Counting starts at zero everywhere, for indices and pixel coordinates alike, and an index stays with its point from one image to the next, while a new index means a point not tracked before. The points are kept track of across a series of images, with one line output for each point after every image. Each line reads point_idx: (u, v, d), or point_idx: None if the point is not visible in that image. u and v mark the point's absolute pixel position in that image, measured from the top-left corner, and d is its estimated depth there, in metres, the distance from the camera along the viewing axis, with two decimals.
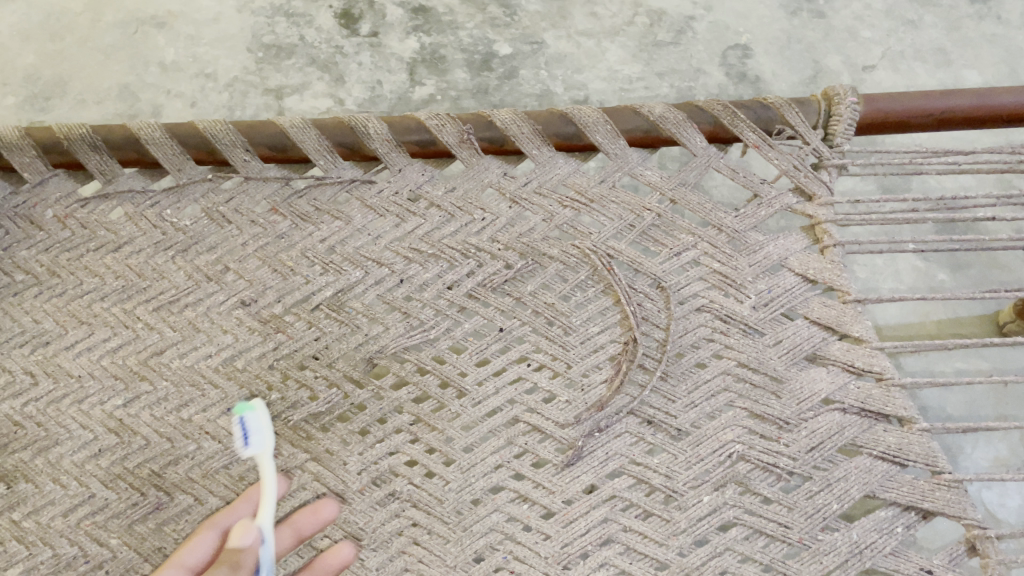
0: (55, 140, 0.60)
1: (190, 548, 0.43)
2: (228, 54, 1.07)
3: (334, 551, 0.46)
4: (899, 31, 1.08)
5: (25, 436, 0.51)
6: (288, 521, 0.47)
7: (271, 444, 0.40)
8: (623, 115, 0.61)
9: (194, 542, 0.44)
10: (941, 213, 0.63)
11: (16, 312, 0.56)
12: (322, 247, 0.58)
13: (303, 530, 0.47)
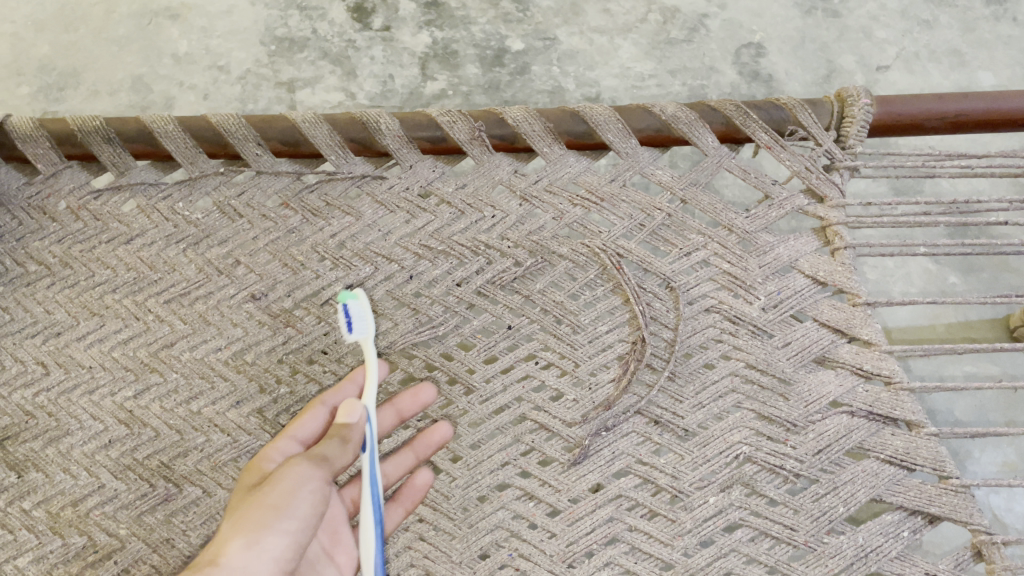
0: (69, 132, 0.60)
1: (302, 423, 0.48)
2: (240, 46, 1.07)
3: (438, 428, 0.51)
4: (915, 31, 1.08)
5: (36, 426, 0.52)
6: (390, 403, 0.51)
7: (371, 330, 0.45)
8: (635, 114, 0.61)
9: (307, 417, 0.48)
10: (954, 216, 0.62)
11: (28, 302, 0.56)
12: (332, 242, 0.58)
13: (404, 412, 0.52)
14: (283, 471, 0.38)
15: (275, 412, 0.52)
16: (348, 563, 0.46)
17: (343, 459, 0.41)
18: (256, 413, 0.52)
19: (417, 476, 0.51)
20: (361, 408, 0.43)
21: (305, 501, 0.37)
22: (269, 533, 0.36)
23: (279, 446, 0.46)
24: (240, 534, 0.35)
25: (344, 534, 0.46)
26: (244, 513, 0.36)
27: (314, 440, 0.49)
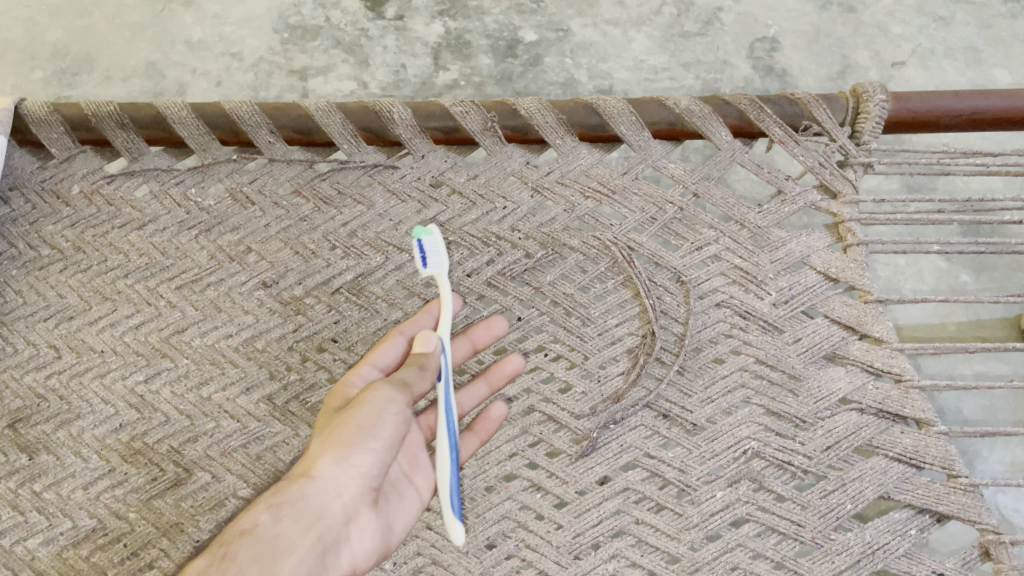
0: (83, 117, 0.61)
1: (383, 350, 0.50)
2: (253, 33, 1.08)
3: (512, 356, 0.53)
4: (931, 27, 1.07)
5: (48, 409, 0.52)
6: (465, 334, 0.53)
7: (444, 263, 0.47)
8: (648, 107, 0.61)
9: (386, 345, 0.50)
10: (967, 214, 0.62)
11: (41, 286, 0.56)
12: (344, 231, 0.58)
13: (478, 343, 0.54)
14: (366, 395, 0.42)
15: (284, 400, 0.52)
16: (426, 486, 0.48)
17: (421, 386, 0.44)
18: (266, 400, 0.52)
19: (492, 407, 0.51)
20: (438, 339, 0.46)
21: (389, 422, 0.41)
22: (355, 453, 0.40)
23: (360, 373, 0.49)
24: (329, 452, 0.40)
25: (422, 459, 0.49)
26: (333, 432, 0.41)
27: (392, 367, 0.51)
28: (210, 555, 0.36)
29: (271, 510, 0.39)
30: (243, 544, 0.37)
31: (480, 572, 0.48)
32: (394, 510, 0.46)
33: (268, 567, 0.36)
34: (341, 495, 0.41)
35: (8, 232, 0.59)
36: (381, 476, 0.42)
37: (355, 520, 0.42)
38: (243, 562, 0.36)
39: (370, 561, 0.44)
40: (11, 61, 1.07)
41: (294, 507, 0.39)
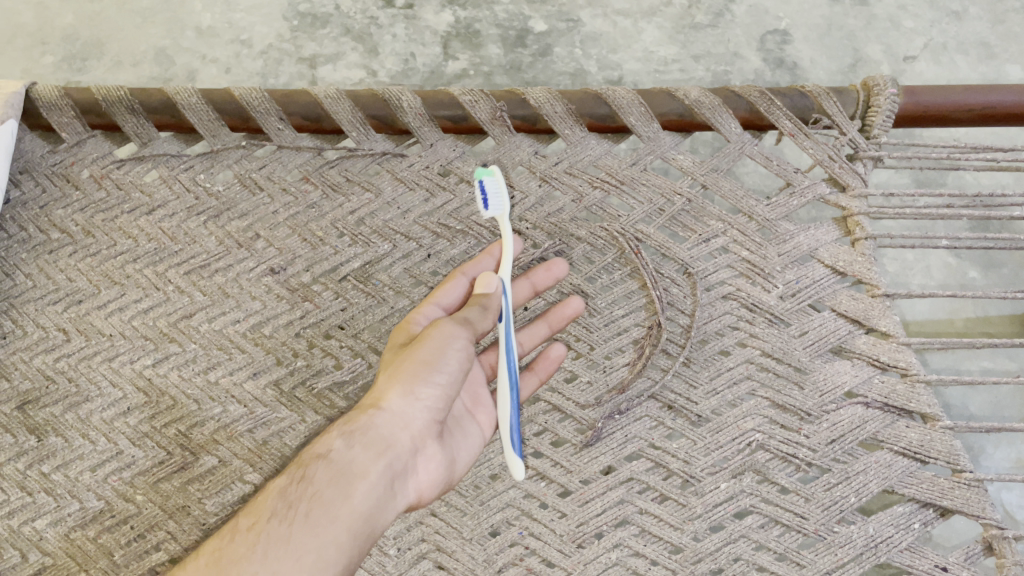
0: (94, 102, 0.61)
1: (446, 290, 0.51)
2: (263, 21, 1.08)
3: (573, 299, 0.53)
4: (943, 22, 1.06)
5: (56, 391, 0.52)
6: (527, 275, 0.54)
7: (506, 204, 0.48)
8: (658, 98, 0.61)
9: (449, 285, 0.52)
10: (977, 209, 0.62)
11: (50, 269, 0.57)
12: (352, 218, 0.58)
13: (539, 285, 0.54)
14: (432, 331, 0.44)
15: (291, 385, 0.53)
16: (488, 422, 0.50)
17: (484, 324, 0.46)
18: (273, 385, 0.53)
19: (551, 347, 0.52)
20: (498, 280, 0.47)
21: (454, 356, 0.44)
22: (421, 386, 0.43)
23: (425, 310, 0.50)
24: (398, 385, 0.43)
25: (483, 396, 0.50)
26: (400, 367, 0.43)
27: (456, 306, 0.52)
28: (291, 476, 0.40)
29: (344, 438, 0.41)
30: (319, 467, 0.40)
31: (484, 559, 0.49)
32: (458, 443, 0.47)
33: (342, 490, 0.39)
34: (408, 427, 0.43)
35: (18, 215, 0.59)
36: (446, 410, 0.44)
37: (424, 452, 0.44)
38: (319, 484, 0.39)
39: (438, 493, 0.45)
40: (21, 46, 1.07)
41: (365, 435, 0.41)
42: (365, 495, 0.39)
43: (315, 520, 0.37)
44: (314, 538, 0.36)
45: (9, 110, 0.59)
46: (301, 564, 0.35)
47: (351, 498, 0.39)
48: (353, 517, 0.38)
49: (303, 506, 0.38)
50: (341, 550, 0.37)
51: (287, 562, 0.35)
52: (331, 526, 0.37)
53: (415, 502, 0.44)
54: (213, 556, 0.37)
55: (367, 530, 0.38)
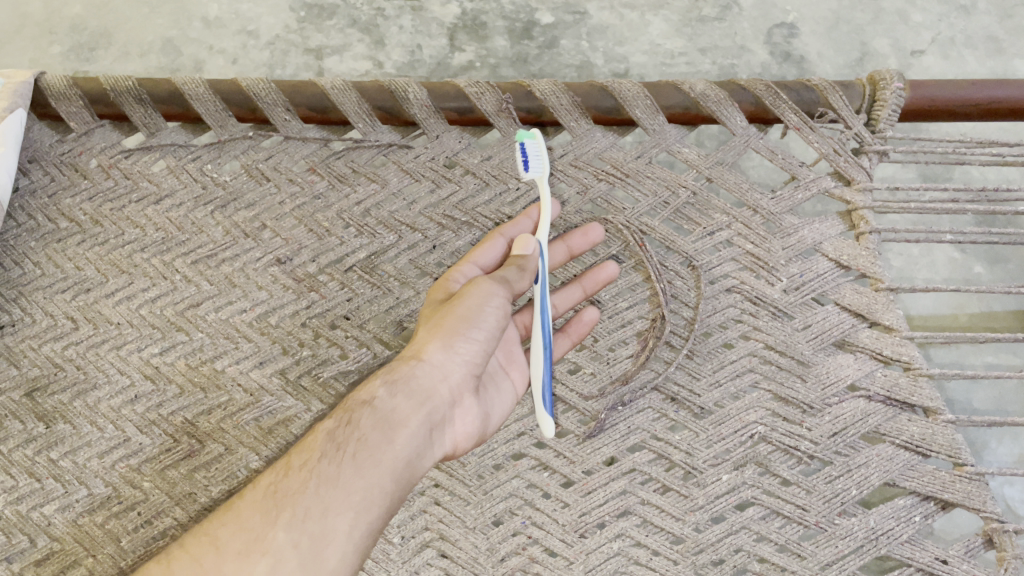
0: (102, 92, 0.61)
1: (483, 250, 0.55)
2: (270, 11, 1.08)
3: (604, 265, 0.55)
4: (951, 16, 1.06)
5: (64, 378, 0.53)
6: (563, 238, 0.57)
7: (543, 163, 0.53)
8: (664, 91, 0.61)
9: (486, 246, 0.55)
10: (982, 204, 0.62)
11: (59, 258, 0.57)
12: (357, 209, 0.58)
13: (575, 249, 0.57)
14: (471, 288, 0.48)
15: (297, 374, 0.53)
16: (521, 380, 0.53)
17: (521, 283, 0.50)
18: (278, 374, 0.53)
19: (583, 312, 0.54)
20: (535, 243, 0.52)
21: (491, 314, 0.47)
22: (461, 340, 0.46)
23: (462, 269, 0.54)
24: (438, 339, 0.46)
25: (517, 356, 0.54)
26: (441, 322, 0.47)
27: (492, 266, 0.56)
28: (336, 418, 0.42)
29: (387, 385, 0.43)
30: (364, 412, 0.41)
31: (486, 548, 0.49)
32: (491, 399, 0.50)
33: (386, 434, 0.41)
34: (447, 378, 0.45)
35: (26, 203, 0.59)
36: (482, 365, 0.47)
37: (461, 404, 0.46)
38: (364, 428, 0.41)
39: (471, 446, 0.48)
40: (30, 35, 1.08)
41: (408, 384, 0.44)
42: (407, 441, 0.41)
43: (363, 460, 0.39)
44: (362, 479, 0.38)
45: (18, 100, 0.60)
46: (351, 500, 0.37)
47: (395, 444, 0.41)
48: (396, 461, 0.40)
49: (351, 447, 0.40)
50: (385, 491, 0.39)
51: (337, 498, 0.37)
52: (376, 469, 0.39)
53: (451, 452, 0.46)
54: (265, 490, 0.38)
55: (408, 474, 0.41)
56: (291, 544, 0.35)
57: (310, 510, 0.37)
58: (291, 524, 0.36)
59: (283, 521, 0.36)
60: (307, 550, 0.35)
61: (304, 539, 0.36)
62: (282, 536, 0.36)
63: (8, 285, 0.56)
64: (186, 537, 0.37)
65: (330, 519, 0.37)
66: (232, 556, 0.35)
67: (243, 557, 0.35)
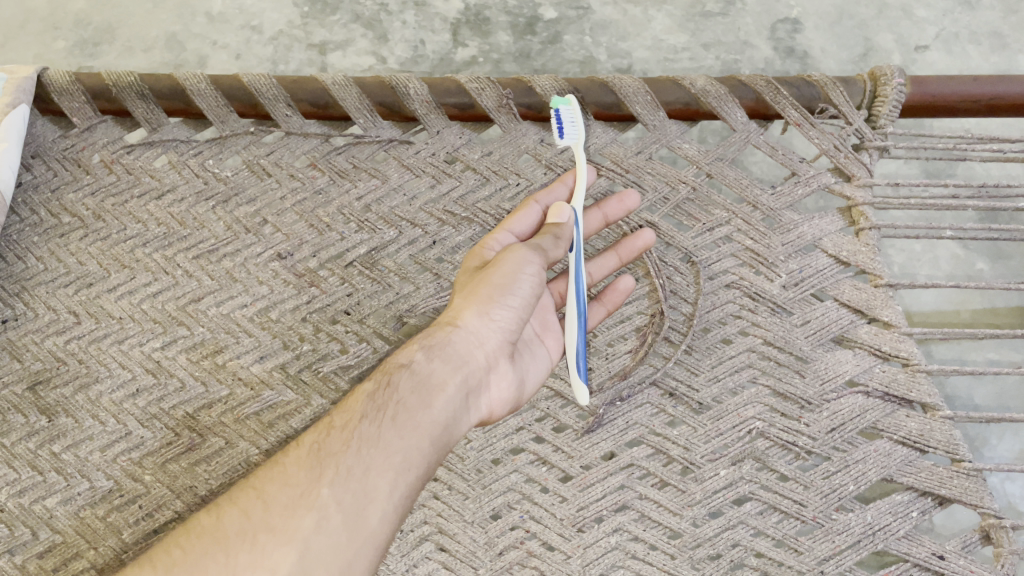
0: (104, 87, 0.62)
1: (519, 217, 0.54)
2: (273, 7, 1.08)
3: (642, 232, 0.56)
4: (956, 11, 1.06)
5: (67, 372, 0.53)
6: (598, 205, 0.56)
7: (580, 129, 0.52)
8: (664, 86, 0.61)
9: (522, 213, 0.54)
10: (982, 200, 0.62)
11: (61, 252, 0.57)
12: (358, 205, 0.58)
13: (610, 216, 0.56)
14: (506, 256, 0.48)
15: (298, 369, 0.53)
16: (556, 347, 0.53)
17: (557, 251, 0.50)
18: (279, 368, 0.53)
19: (619, 280, 0.54)
20: (571, 210, 0.51)
21: (526, 281, 0.47)
22: (496, 307, 0.47)
23: (498, 236, 0.53)
24: (473, 306, 0.46)
25: (552, 324, 0.54)
26: (476, 289, 0.47)
27: (528, 234, 0.55)
28: (376, 381, 0.43)
29: (424, 350, 0.45)
30: (402, 376, 0.43)
31: (485, 541, 0.49)
32: (528, 364, 0.50)
33: (423, 398, 0.42)
34: (482, 345, 0.46)
35: (29, 198, 0.59)
36: (518, 332, 0.48)
37: (497, 370, 0.47)
38: (403, 391, 0.42)
39: (506, 412, 0.48)
40: (34, 30, 1.08)
41: (444, 350, 0.45)
42: (444, 404, 0.43)
43: (403, 423, 0.40)
44: (401, 440, 0.40)
45: (22, 95, 0.61)
46: (391, 461, 0.39)
47: (432, 408, 0.42)
48: (434, 425, 0.41)
49: (390, 410, 0.41)
50: (423, 453, 0.40)
51: (378, 458, 0.39)
52: (415, 432, 0.40)
53: (486, 417, 0.47)
54: (308, 448, 0.40)
55: (445, 437, 0.42)
56: (336, 500, 0.37)
57: (353, 469, 0.38)
58: (335, 481, 0.38)
59: (326, 479, 0.38)
60: (350, 507, 0.37)
61: (348, 496, 0.37)
62: (327, 493, 0.37)
63: (10, 279, 0.57)
64: (233, 490, 0.39)
65: (372, 479, 0.38)
66: (279, 510, 0.37)
67: (290, 511, 0.37)
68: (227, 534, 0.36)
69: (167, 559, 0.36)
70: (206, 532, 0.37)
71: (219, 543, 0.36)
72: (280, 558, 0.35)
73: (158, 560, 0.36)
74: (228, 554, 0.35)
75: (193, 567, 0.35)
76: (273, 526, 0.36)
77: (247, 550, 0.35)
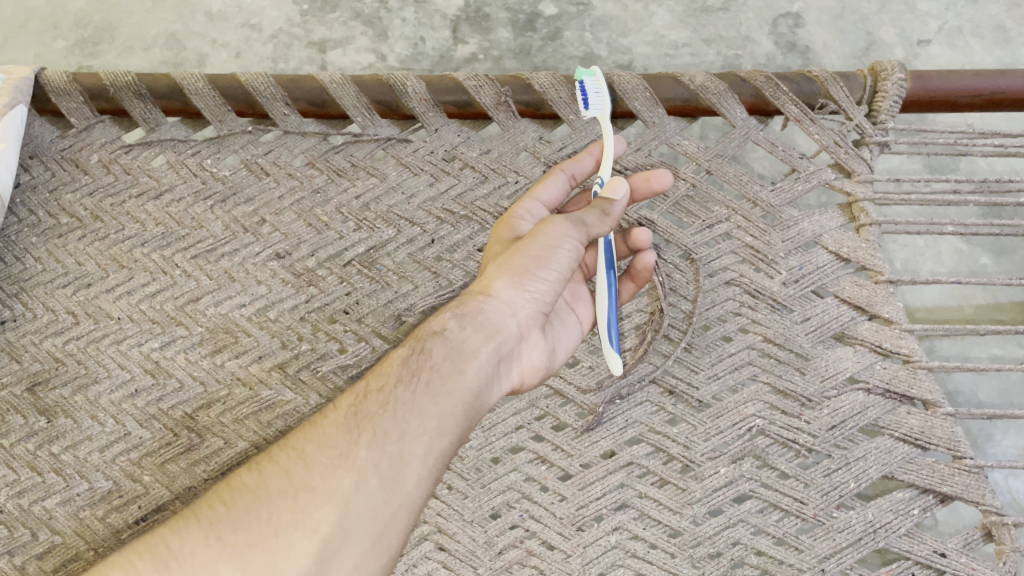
0: (101, 87, 0.61)
1: (545, 186, 0.55)
2: (273, 4, 1.08)
3: (637, 231, 0.54)
4: (959, 4, 1.05)
5: (66, 373, 0.53)
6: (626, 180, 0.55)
7: (604, 102, 0.50)
8: (663, 83, 0.61)
9: (548, 181, 0.55)
10: (984, 194, 0.61)
11: (59, 253, 0.57)
12: (356, 204, 0.58)
13: (638, 194, 0.55)
14: (545, 226, 0.47)
15: (296, 368, 0.53)
16: (587, 318, 0.54)
17: (603, 228, 0.47)
18: (277, 368, 0.53)
19: (640, 258, 0.54)
20: (627, 187, 0.47)
21: (563, 256, 0.46)
22: (531, 279, 0.46)
23: (527, 205, 0.54)
24: (507, 276, 0.47)
25: (583, 296, 0.55)
26: (512, 260, 0.47)
27: (557, 202, 0.56)
28: (410, 346, 0.44)
29: (457, 318, 0.45)
30: (436, 343, 0.44)
31: (484, 541, 0.49)
32: (559, 334, 0.51)
33: (457, 365, 0.43)
34: (516, 314, 0.46)
35: (27, 199, 0.59)
36: (551, 303, 0.48)
37: (529, 340, 0.48)
38: (436, 357, 0.43)
39: (538, 381, 0.49)
40: (34, 30, 1.08)
41: (477, 318, 0.45)
42: (477, 372, 0.43)
43: (437, 389, 0.41)
44: (435, 405, 0.40)
45: (19, 96, 0.60)
46: (426, 426, 0.40)
47: (465, 374, 0.43)
48: (467, 391, 0.42)
49: (424, 375, 0.42)
50: (457, 418, 0.41)
51: (413, 423, 0.40)
52: (449, 398, 0.41)
53: (517, 386, 0.48)
54: (346, 411, 0.41)
55: (477, 404, 0.43)
56: (373, 463, 0.38)
57: (389, 433, 0.39)
58: (373, 444, 0.39)
59: (363, 442, 0.39)
60: (387, 470, 0.38)
61: (385, 459, 0.38)
62: (365, 455, 0.38)
63: (9, 280, 0.57)
64: (270, 449, 0.40)
65: (408, 443, 0.39)
66: (318, 471, 0.38)
67: (329, 472, 0.38)
68: (268, 492, 0.37)
69: (211, 514, 0.37)
70: (245, 489, 0.38)
71: (259, 500, 0.37)
72: (322, 518, 0.36)
73: (200, 514, 0.37)
74: (269, 512, 0.36)
75: (235, 522, 0.36)
76: (314, 486, 0.37)
77: (288, 509, 0.36)
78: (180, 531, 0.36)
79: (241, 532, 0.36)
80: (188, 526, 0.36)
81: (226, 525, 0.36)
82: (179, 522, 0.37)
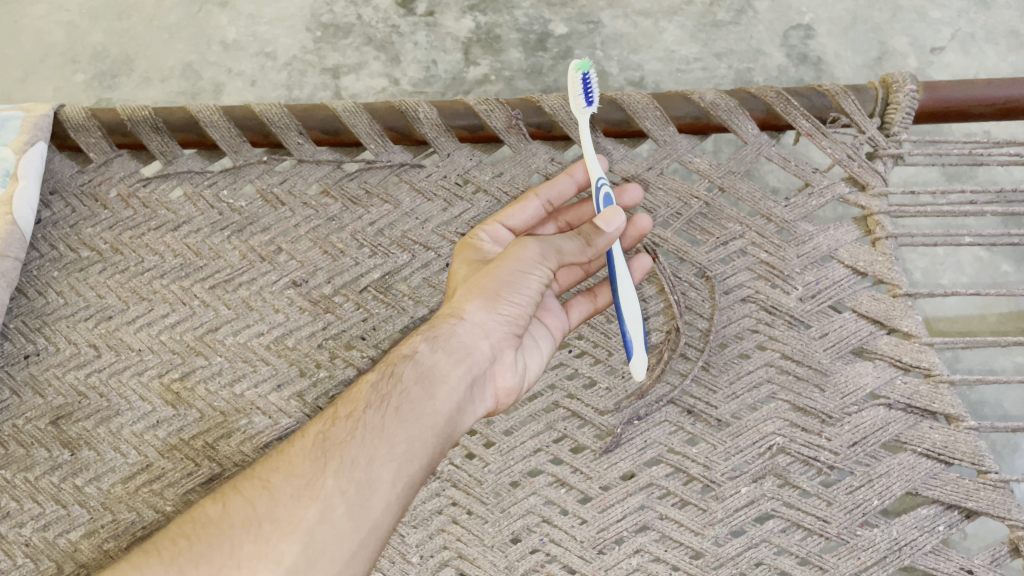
0: (119, 122, 0.63)
1: (512, 212, 0.56)
2: (287, 32, 1.09)
3: (639, 218, 0.54)
4: (971, 11, 1.05)
5: (88, 406, 0.54)
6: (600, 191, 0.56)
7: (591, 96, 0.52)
8: (673, 101, 0.61)
9: (518, 207, 0.56)
10: (1003, 204, 0.60)
11: (81, 286, 0.58)
12: (371, 230, 0.59)
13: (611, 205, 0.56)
14: (517, 249, 0.48)
15: (315, 396, 0.53)
16: (556, 326, 0.53)
17: (582, 257, 0.48)
18: (296, 396, 0.53)
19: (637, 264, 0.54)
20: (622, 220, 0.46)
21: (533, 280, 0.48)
22: (501, 302, 0.47)
23: (492, 228, 0.55)
24: (476, 299, 0.47)
25: (550, 303, 0.54)
26: (481, 282, 0.48)
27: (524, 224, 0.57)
28: (381, 370, 0.45)
29: (428, 342, 0.46)
30: (406, 366, 0.44)
31: (505, 565, 0.49)
32: (528, 353, 0.51)
33: (427, 389, 0.43)
34: (487, 336, 0.47)
35: (49, 234, 0.60)
36: (523, 322, 0.49)
37: (501, 359, 0.48)
38: (406, 382, 0.44)
39: (512, 400, 0.50)
40: (53, 65, 1.10)
41: (448, 342, 0.46)
42: (447, 397, 0.44)
43: (405, 414, 0.42)
44: (405, 431, 0.41)
45: (39, 133, 0.62)
46: (395, 451, 0.40)
47: (436, 398, 0.43)
48: (437, 415, 0.43)
49: (394, 400, 0.42)
50: (427, 445, 0.42)
51: (381, 449, 0.40)
52: (418, 422, 0.42)
53: (490, 408, 0.49)
54: (314, 439, 0.41)
55: (448, 428, 0.43)
56: (340, 491, 0.39)
57: (357, 459, 0.40)
58: (339, 472, 0.39)
59: (332, 469, 0.40)
60: (354, 497, 0.39)
61: (352, 486, 0.39)
62: (331, 483, 0.39)
63: (32, 314, 0.57)
64: (237, 480, 0.40)
65: (376, 469, 0.40)
66: (283, 500, 0.38)
67: (294, 501, 0.38)
68: (232, 524, 0.38)
69: (173, 549, 0.37)
70: (209, 521, 0.38)
71: (223, 533, 0.37)
72: (285, 548, 0.37)
73: (162, 549, 0.37)
74: (232, 543, 0.37)
75: (198, 557, 0.36)
76: (278, 515, 0.38)
77: (251, 541, 0.37)
78: (139, 565, 0.36)
79: (203, 566, 0.36)
80: (149, 560, 0.36)
81: (188, 558, 0.36)
82: (141, 556, 0.37)
